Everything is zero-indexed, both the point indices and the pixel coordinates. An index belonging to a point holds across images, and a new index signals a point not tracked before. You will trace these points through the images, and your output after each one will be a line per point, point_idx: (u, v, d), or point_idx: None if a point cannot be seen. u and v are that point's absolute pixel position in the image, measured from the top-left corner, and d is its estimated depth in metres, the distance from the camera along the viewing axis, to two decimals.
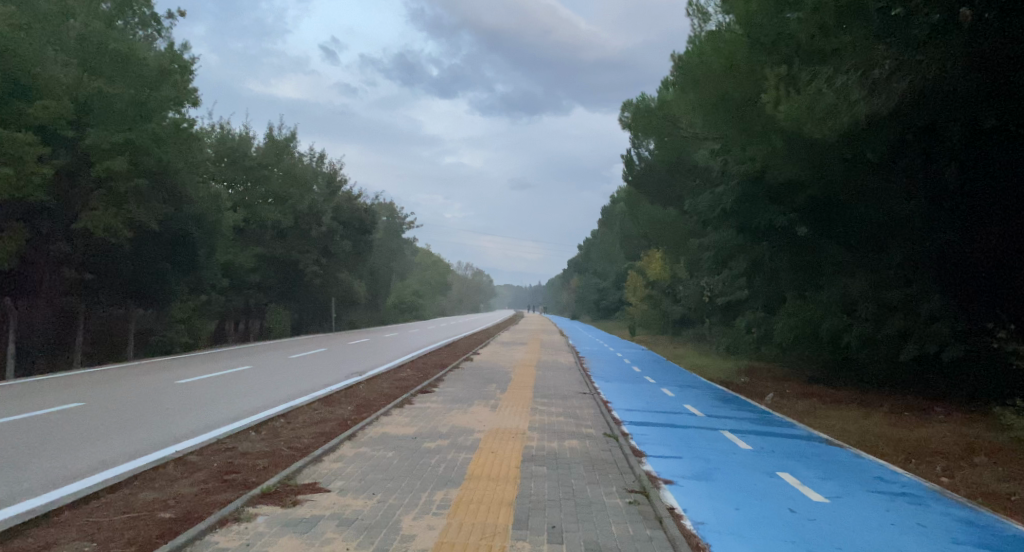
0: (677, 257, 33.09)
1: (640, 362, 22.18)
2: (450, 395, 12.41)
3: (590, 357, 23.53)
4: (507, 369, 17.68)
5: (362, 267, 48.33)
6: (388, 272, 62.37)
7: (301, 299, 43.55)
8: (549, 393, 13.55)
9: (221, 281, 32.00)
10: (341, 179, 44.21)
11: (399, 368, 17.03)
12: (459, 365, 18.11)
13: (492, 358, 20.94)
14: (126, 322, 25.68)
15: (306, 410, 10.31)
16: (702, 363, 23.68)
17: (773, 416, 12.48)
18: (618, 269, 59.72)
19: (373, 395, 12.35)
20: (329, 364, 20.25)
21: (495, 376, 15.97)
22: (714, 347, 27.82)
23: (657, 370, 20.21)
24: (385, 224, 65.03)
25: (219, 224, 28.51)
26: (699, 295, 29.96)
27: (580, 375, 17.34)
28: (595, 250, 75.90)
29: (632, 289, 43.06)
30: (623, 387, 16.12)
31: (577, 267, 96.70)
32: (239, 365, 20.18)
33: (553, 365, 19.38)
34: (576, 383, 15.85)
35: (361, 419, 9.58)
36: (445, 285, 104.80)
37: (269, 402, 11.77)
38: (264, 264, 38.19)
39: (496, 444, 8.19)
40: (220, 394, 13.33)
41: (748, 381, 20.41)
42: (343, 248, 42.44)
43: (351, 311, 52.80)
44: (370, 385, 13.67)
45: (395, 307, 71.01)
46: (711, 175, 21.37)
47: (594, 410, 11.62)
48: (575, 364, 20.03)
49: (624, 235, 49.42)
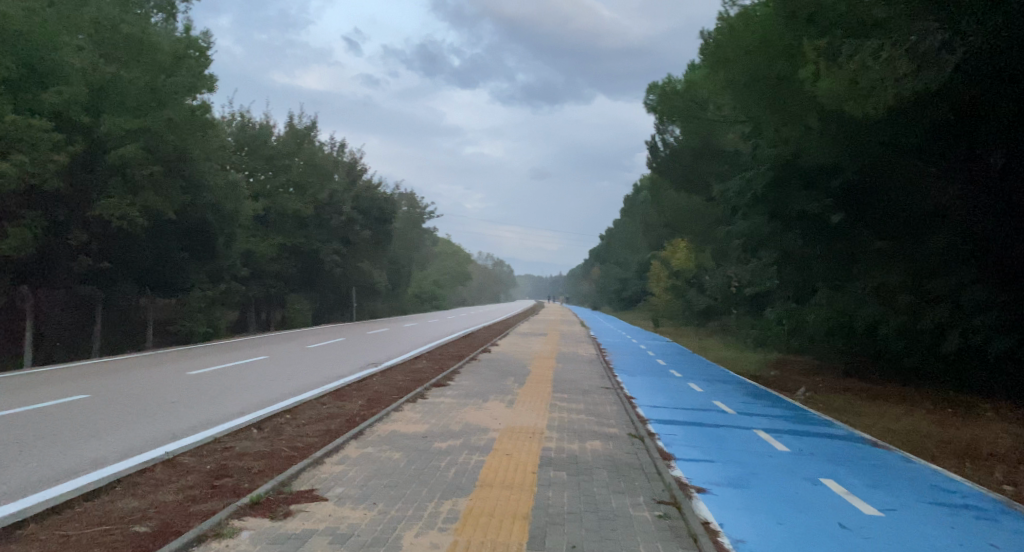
0: (702, 247, 32.29)
1: (665, 355, 21.50)
2: (466, 389, 11.85)
3: (613, 348, 22.88)
4: (526, 361, 17.10)
5: (382, 256, 47.95)
6: (409, 262, 62.03)
7: (320, 289, 43.25)
8: (570, 387, 12.94)
9: (240, 270, 31.70)
10: (360, 167, 43.80)
11: (415, 360, 16.52)
12: (477, 356, 17.56)
13: (512, 349, 20.38)
14: (144, 312, 25.43)
15: (313, 405, 9.79)
16: (729, 356, 22.93)
17: (807, 413, 11.83)
18: (641, 259, 58.92)
19: (386, 388, 11.81)
20: (345, 355, 19.83)
21: (514, 368, 15.40)
22: (741, 339, 27.04)
23: (683, 363, 19.53)
24: (405, 214, 64.66)
25: (238, 213, 28.16)
26: (725, 286, 29.16)
27: (602, 368, 16.74)
28: (617, 240, 75.13)
29: (655, 280, 42.33)
30: (647, 381, 15.50)
31: (599, 257, 95.90)
32: (254, 355, 19.80)
33: (574, 357, 18.77)
34: (597, 376, 15.24)
35: (370, 416, 9.04)
36: (466, 275, 104.47)
37: (278, 395, 11.30)
38: (284, 253, 37.89)
39: (512, 445, 7.61)
40: (231, 385, 12.89)
41: (777, 374, 19.67)
42: (363, 237, 42.06)
43: (371, 301, 52.50)
44: (383, 378, 13.14)
45: (415, 298, 70.73)
46: (741, 161, 20.60)
47: (617, 406, 11.00)
48: (597, 356, 19.41)
49: (647, 225, 48.63)
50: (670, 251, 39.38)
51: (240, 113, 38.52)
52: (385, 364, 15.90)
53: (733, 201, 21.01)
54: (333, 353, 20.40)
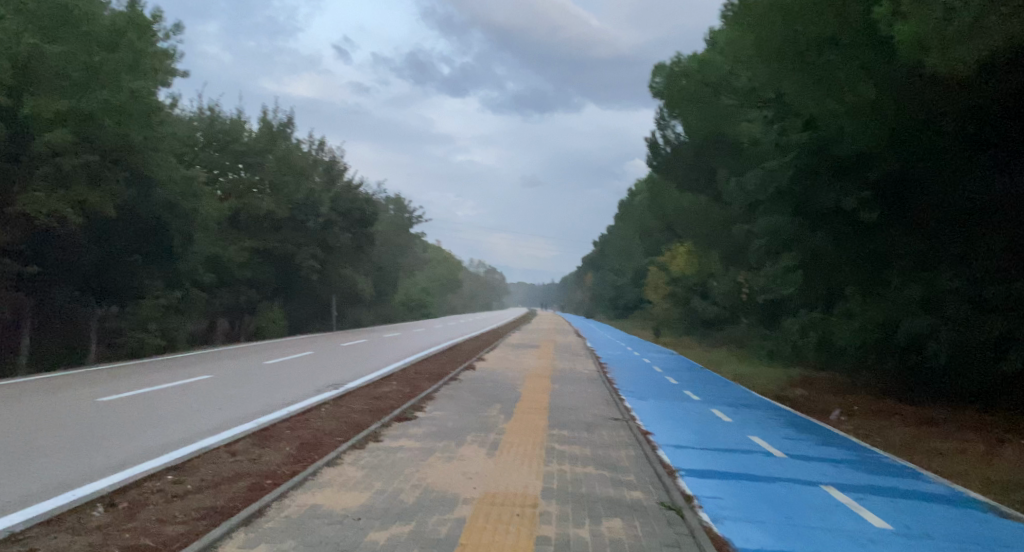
0: (709, 250, 29.71)
1: (675, 372, 18.90)
2: (439, 425, 9.17)
3: (615, 364, 20.25)
4: (517, 381, 14.41)
5: (365, 262, 45.23)
6: (396, 269, 59.30)
7: (297, 296, 40.50)
8: (570, 419, 10.29)
9: (203, 276, 29.01)
10: (340, 167, 41.13)
11: (385, 381, 13.86)
12: (458, 376, 14.90)
13: (499, 365, 17.69)
14: (88, 323, 22.71)
15: (216, 457, 7.09)
16: (746, 372, 20.28)
17: (874, 455, 9.20)
18: (637, 266, 56.37)
19: (335, 424, 9.12)
20: (307, 373, 17.10)
21: (500, 392, 12.71)
22: (755, 352, 24.40)
23: (698, 381, 16.94)
24: (392, 218, 61.87)
25: (198, 211, 25.52)
26: (736, 293, 26.52)
27: (607, 389, 14.13)
28: (612, 246, 72.65)
29: (654, 287, 39.72)
30: (663, 407, 12.89)
31: (593, 263, 93.43)
32: (197, 372, 16.98)
33: (572, 376, 16.11)
34: (602, 400, 12.58)
35: (289, 477, 6.35)
36: (456, 282, 101.62)
37: (191, 434, 8.64)
38: (256, 257, 35.17)
39: (487, 542, 5.00)
40: (142, 415, 10.18)
41: (805, 394, 17.07)
42: (343, 241, 39.38)
43: (353, 308, 49.70)
44: (335, 408, 10.47)
45: (403, 306, 68.02)
46: (760, 150, 18.01)
47: (636, 450, 8.34)
48: (599, 374, 16.79)
49: (643, 228, 46.10)
50: (670, 256, 36.77)
51: (208, 107, 35.86)
52: (347, 387, 13.23)
53: (750, 196, 18.40)
54: (293, 371, 17.63)
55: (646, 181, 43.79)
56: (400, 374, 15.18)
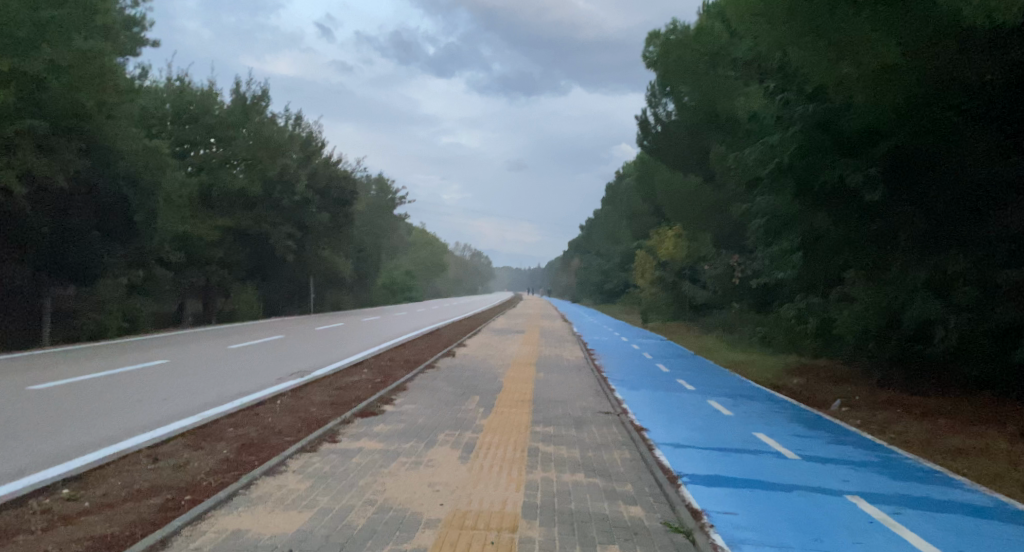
0: (699, 232, 28.72)
1: (666, 360, 17.92)
2: (407, 421, 8.08)
3: (603, 351, 19.23)
4: (498, 370, 13.35)
5: (345, 243, 43.92)
6: (378, 251, 58.01)
7: (274, 278, 39.20)
8: (556, 413, 9.23)
9: (172, 254, 27.72)
10: (318, 144, 39.73)
11: (354, 368, 12.77)
12: (434, 363, 13.82)
13: (480, 351, 16.63)
14: (43, 304, 21.41)
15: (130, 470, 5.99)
16: (741, 359, 19.34)
17: (892, 453, 8.19)
18: (624, 250, 55.42)
19: (287, 419, 8.02)
20: (274, 358, 15.93)
21: (478, 381, 11.67)
22: (748, 339, 23.46)
23: (690, 369, 15.95)
24: (375, 199, 60.39)
25: (163, 186, 24.20)
26: (728, 277, 25.56)
27: (595, 379, 13.08)
28: (598, 230, 71.64)
29: (642, 271, 38.74)
30: (658, 398, 11.85)
31: (579, 248, 92.64)
32: (154, 357, 15.77)
33: (557, 364, 15.07)
34: (590, 391, 11.55)
35: (206, 496, 5.25)
36: (441, 265, 100.27)
37: (117, 434, 7.53)
38: (229, 237, 33.83)
39: None
40: (74, 409, 9.05)
41: (803, 383, 16.14)
42: (320, 221, 38.07)
43: (333, 291, 48.39)
44: (293, 400, 9.39)
45: (386, 289, 66.75)
46: (759, 125, 16.88)
47: (631, 452, 7.29)
48: (585, 361, 15.78)
49: (630, 211, 45.05)
50: (658, 239, 35.78)
51: (179, 79, 34.39)
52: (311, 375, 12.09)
53: (748, 173, 17.29)
54: (261, 356, 16.44)
55: (635, 163, 42.69)
56: (371, 360, 14.11)
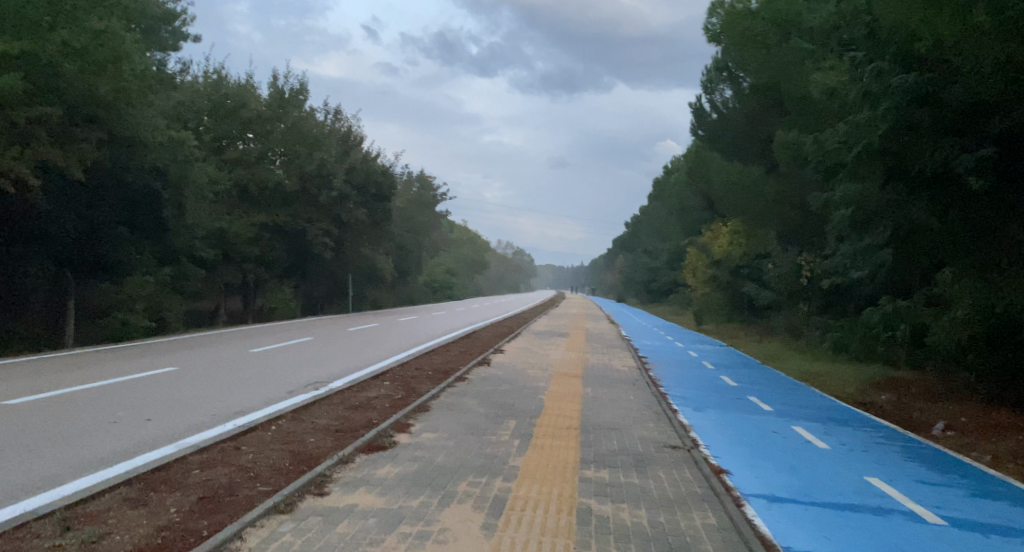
0: (760, 229, 26.56)
1: (730, 370, 16.02)
2: (426, 461, 6.41)
3: (657, 359, 17.36)
4: (539, 383, 11.62)
5: (383, 240, 42.60)
6: (419, 248, 56.68)
7: (310, 275, 38.04)
8: (614, 449, 7.46)
9: (202, 251, 26.58)
10: (357, 138, 38.40)
11: (376, 380, 11.19)
12: (466, 375, 12.18)
13: (521, 359, 14.91)
14: (66, 303, 20.38)
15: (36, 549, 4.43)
16: (813, 369, 17.30)
17: None
18: (672, 247, 53.22)
19: (275, 453, 6.44)
20: (292, 364, 14.42)
21: (517, 400, 9.94)
22: (818, 347, 21.34)
23: (761, 383, 14.03)
24: (417, 194, 59.01)
25: (192, 180, 22.96)
26: (794, 277, 23.41)
27: (653, 395, 11.31)
28: (644, 227, 69.44)
29: (693, 270, 36.67)
30: (730, 420, 10.06)
31: (623, 246, 90.32)
32: (165, 361, 14.37)
33: (608, 375, 13.31)
34: (646, 412, 9.78)
35: None
36: (483, 263, 98.77)
37: (60, 473, 5.98)
38: (265, 234, 32.69)
39: None
40: (32, 433, 7.55)
41: (891, 399, 14.15)
42: (358, 217, 36.76)
43: (373, 289, 47.18)
44: (290, 424, 7.81)
45: (426, 287, 65.44)
46: (843, 103, 14.85)
47: (718, 517, 5.57)
48: (641, 372, 13.97)
49: (679, 206, 42.91)
50: (712, 236, 33.64)
51: (215, 71, 33.28)
52: (324, 389, 10.55)
53: (828, 158, 15.28)
54: (281, 361, 14.95)
55: (686, 156, 40.53)
56: (397, 370, 12.54)
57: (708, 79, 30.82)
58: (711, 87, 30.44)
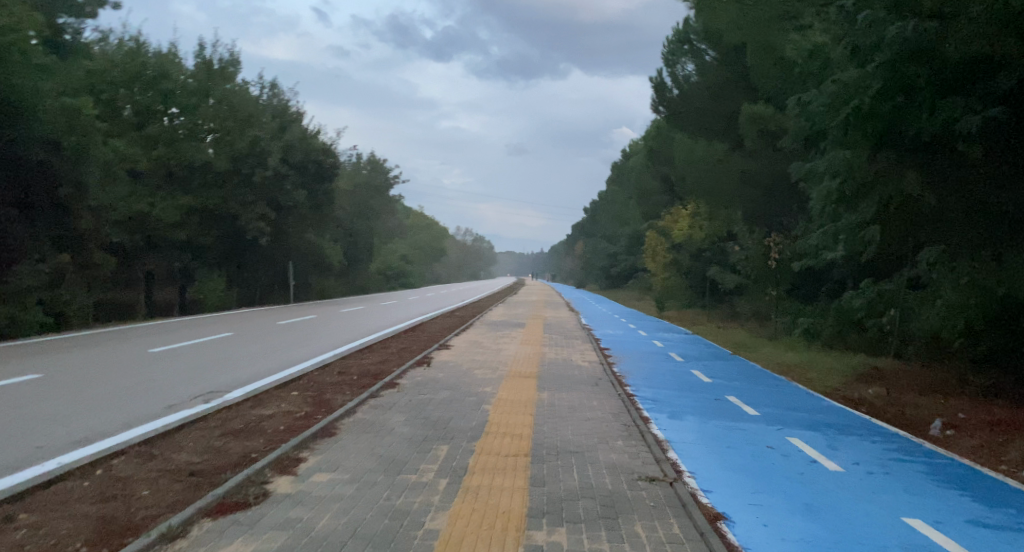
0: (725, 207, 24.88)
1: (700, 362, 14.31)
2: (301, 536, 4.40)
3: (619, 351, 15.61)
4: (485, 389, 9.65)
5: (328, 225, 40.03)
6: (370, 235, 54.21)
7: (246, 263, 35.44)
8: (574, 490, 5.52)
9: (115, 237, 24.02)
10: (294, 115, 35.74)
11: (281, 390, 9.08)
12: (396, 379, 10.13)
13: (465, 356, 12.91)
14: None
15: None
16: (792, 360, 15.59)
17: None
18: (632, 231, 51.55)
19: (70, 526, 4.43)
20: (196, 366, 12.21)
21: (451, 415, 7.94)
22: (790, 333, 19.73)
23: (737, 378, 12.30)
24: (367, 177, 56.22)
25: (94, 158, 20.42)
26: (762, 259, 21.80)
27: (622, 400, 9.41)
28: (604, 212, 67.68)
29: (655, 254, 34.96)
30: (714, 431, 8.17)
31: (583, 231, 88.46)
32: (43, 365, 12.13)
33: (566, 374, 11.41)
34: (613, 426, 7.88)
35: None
36: (439, 250, 96.15)
37: None
38: (193, 218, 30.09)
39: None
40: None
41: (883, 393, 12.50)
42: (297, 199, 34.15)
43: (319, 277, 44.63)
44: (128, 464, 5.71)
45: (379, 275, 62.98)
46: (824, 60, 13.04)
47: None
48: (603, 370, 12.10)
49: (638, 188, 41.12)
50: (674, 218, 31.94)
51: (134, 41, 30.45)
52: (212, 404, 8.43)
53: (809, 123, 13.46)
54: (185, 362, 12.71)
55: (648, 134, 38.68)
56: (314, 374, 10.44)
57: (669, 51, 29.07)
58: (672, 59, 28.63)
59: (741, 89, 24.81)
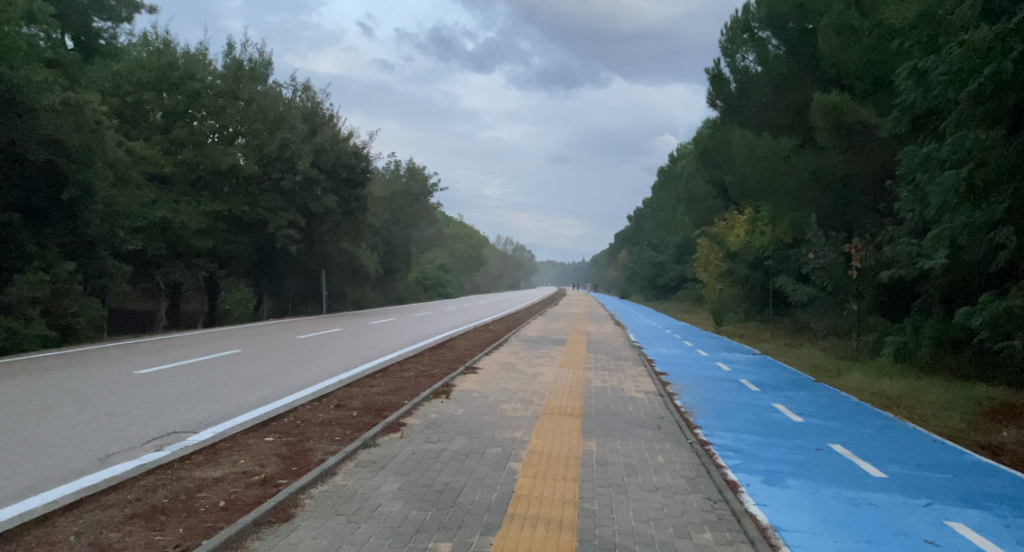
0: (791, 212, 22.33)
1: (780, 393, 11.91)
2: None
3: (679, 376, 13.29)
4: (514, 435, 7.45)
5: (363, 232, 38.29)
6: (408, 243, 52.44)
7: (276, 272, 33.87)
8: None
9: (129, 244, 22.45)
10: (327, 116, 34.08)
11: (252, 436, 7.04)
12: (404, 419, 7.99)
13: (497, 384, 10.73)
14: None
15: None
16: (889, 389, 13.08)
17: None
18: (681, 239, 48.94)
19: None
20: (175, 392, 10.23)
21: (462, 480, 5.81)
22: (874, 354, 17.17)
23: (833, 419, 9.90)
24: (406, 185, 54.36)
25: (103, 159, 18.86)
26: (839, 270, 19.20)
27: (699, 456, 7.14)
28: (650, 219, 64.96)
29: (707, 263, 32.43)
30: (839, 512, 5.89)
31: (628, 240, 85.70)
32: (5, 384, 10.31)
33: (619, 411, 9.17)
34: (692, 504, 5.63)
35: None
36: (480, 259, 94.39)
37: None
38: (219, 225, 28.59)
39: None
40: None
41: (1019, 436, 9.94)
42: (328, 205, 32.48)
43: (354, 286, 42.85)
44: None
45: (417, 284, 61.21)
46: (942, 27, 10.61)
47: None
48: (666, 405, 9.82)
49: (688, 193, 38.49)
50: (730, 224, 29.40)
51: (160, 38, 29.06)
52: (156, 456, 6.40)
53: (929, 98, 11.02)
54: (167, 385, 10.77)
55: (700, 134, 36.14)
56: (305, 411, 8.36)
57: (728, 42, 26.64)
58: (731, 49, 26.25)
59: (810, 80, 22.31)
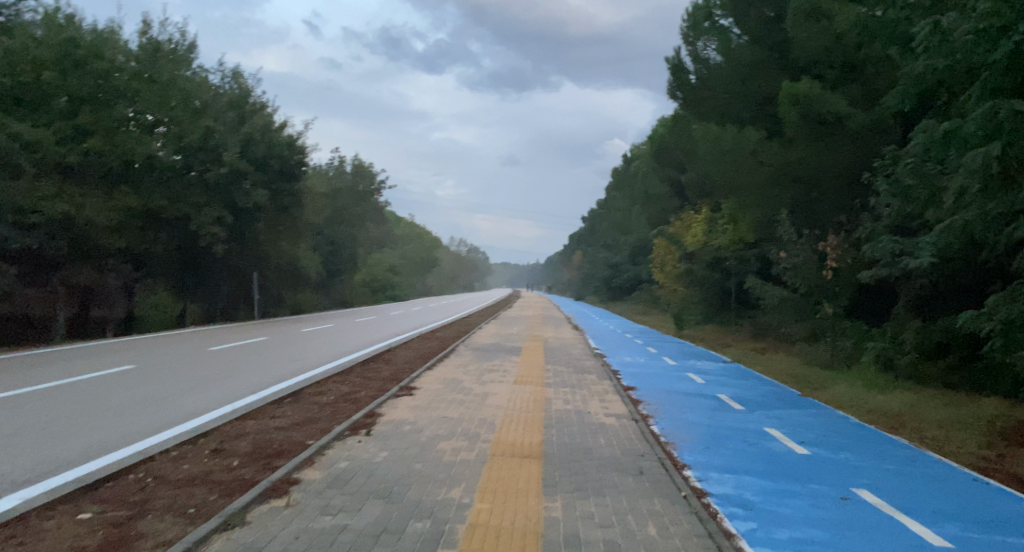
0: (757, 208, 20.80)
1: (770, 412, 10.13)
2: None
3: (649, 392, 11.43)
4: (447, 496, 5.46)
5: (301, 232, 35.84)
6: (354, 244, 49.97)
7: (205, 274, 31.25)
8: None
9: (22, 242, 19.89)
10: (258, 105, 31.65)
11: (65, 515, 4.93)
12: (301, 472, 5.93)
13: (433, 411, 8.71)
14: None
15: None
16: (887, 404, 11.47)
17: None
18: (636, 238, 47.48)
19: None
20: (14, 425, 7.90)
21: None
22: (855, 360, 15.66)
23: (844, 448, 8.12)
24: (350, 182, 51.73)
25: None
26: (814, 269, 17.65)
27: (703, 521, 5.23)
28: (604, 218, 63.48)
29: (664, 263, 30.83)
30: None
31: (581, 241, 84.23)
32: None
33: (587, 447, 7.24)
34: None
35: None
36: (430, 260, 91.93)
37: None
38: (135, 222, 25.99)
39: None
40: None
41: None
42: (259, 202, 30.06)
43: (294, 289, 40.27)
44: None
45: (364, 287, 58.62)
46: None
47: None
48: (644, 435, 7.90)
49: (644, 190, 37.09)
50: (688, 222, 27.90)
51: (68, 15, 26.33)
52: None
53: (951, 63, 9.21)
54: (16, 415, 8.45)
55: (657, 129, 34.66)
56: (167, 462, 6.23)
57: (687, 30, 25.11)
58: (691, 36, 24.70)
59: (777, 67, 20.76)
